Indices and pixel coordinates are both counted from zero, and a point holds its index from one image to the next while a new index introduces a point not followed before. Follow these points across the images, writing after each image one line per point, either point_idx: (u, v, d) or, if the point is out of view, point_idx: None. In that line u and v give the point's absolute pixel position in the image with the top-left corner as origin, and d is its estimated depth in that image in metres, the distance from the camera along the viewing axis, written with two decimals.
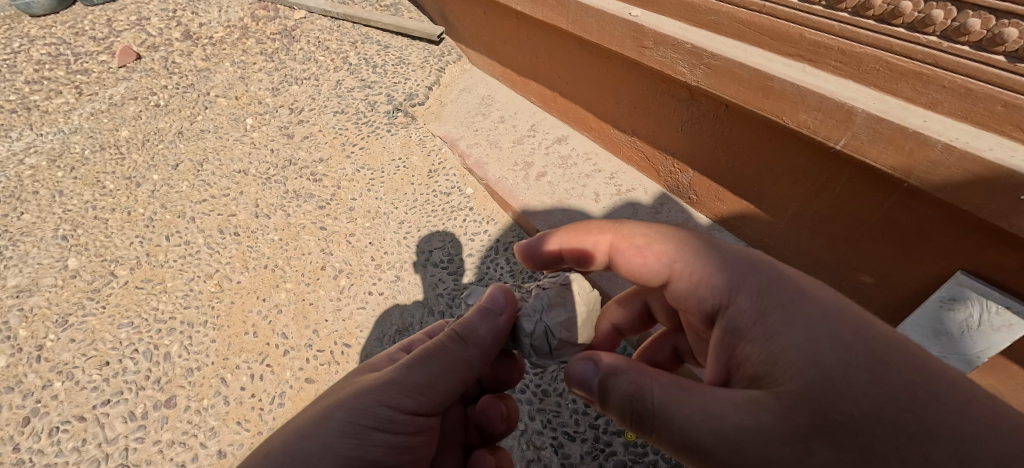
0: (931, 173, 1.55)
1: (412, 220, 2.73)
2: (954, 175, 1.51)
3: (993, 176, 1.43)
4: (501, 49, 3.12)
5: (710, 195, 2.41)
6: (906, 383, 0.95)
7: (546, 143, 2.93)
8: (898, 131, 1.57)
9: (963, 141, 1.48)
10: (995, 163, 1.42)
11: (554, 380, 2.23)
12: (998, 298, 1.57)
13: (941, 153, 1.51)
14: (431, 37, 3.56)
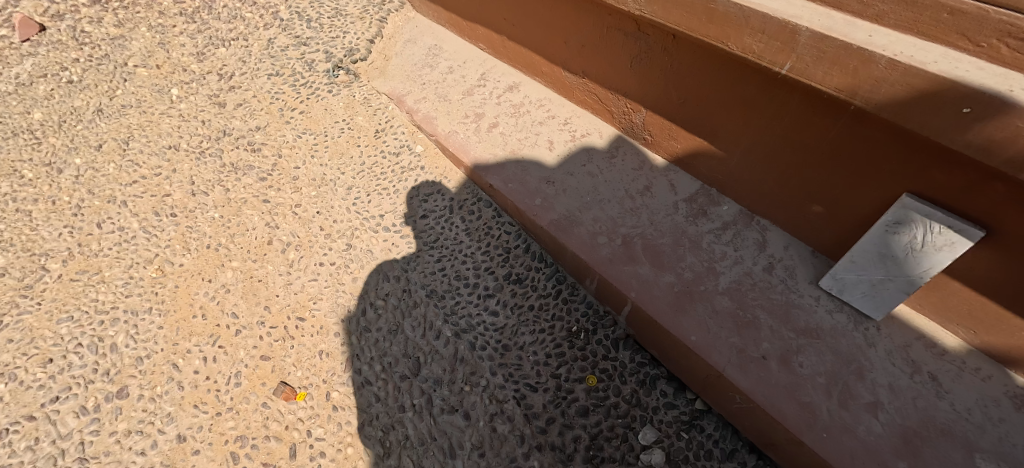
0: (875, 93, 1.36)
1: (360, 184, 2.60)
2: (898, 92, 1.33)
3: (937, 90, 1.25)
4: None
5: (664, 134, 2.15)
6: None
7: (498, 92, 2.63)
8: (842, 48, 1.37)
9: (907, 55, 1.30)
10: (939, 75, 1.25)
11: (514, 333, 2.18)
12: (941, 217, 1.46)
13: (884, 71, 1.33)
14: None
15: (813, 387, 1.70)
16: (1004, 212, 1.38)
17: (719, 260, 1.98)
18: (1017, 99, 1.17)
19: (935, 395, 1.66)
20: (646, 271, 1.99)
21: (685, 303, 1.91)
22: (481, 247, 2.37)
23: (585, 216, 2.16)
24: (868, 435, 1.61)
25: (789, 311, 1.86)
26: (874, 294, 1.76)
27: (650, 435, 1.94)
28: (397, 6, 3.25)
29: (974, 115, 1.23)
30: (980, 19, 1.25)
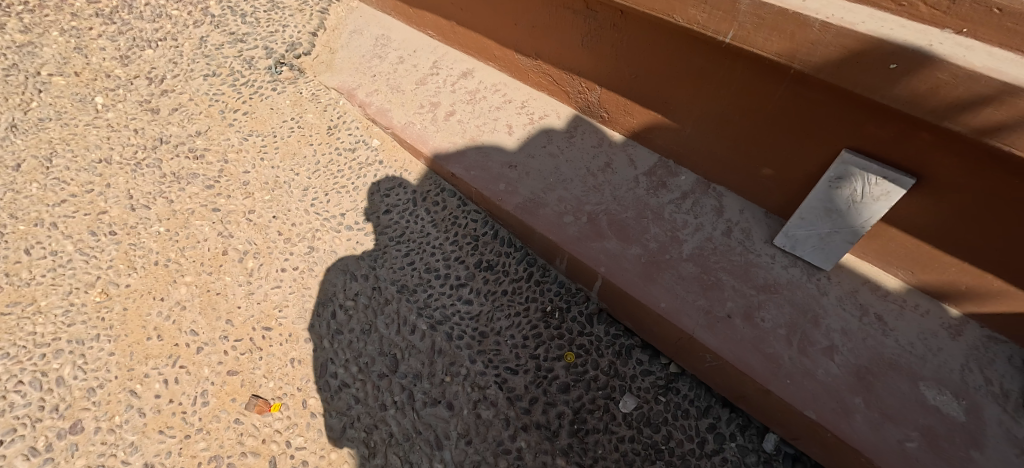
0: (811, 55, 1.45)
1: (316, 184, 2.53)
2: (832, 53, 1.42)
3: (867, 49, 1.35)
4: None
5: (620, 110, 2.20)
6: None
7: (452, 80, 2.60)
8: (779, 14, 1.45)
9: (838, 17, 1.39)
10: (868, 34, 1.34)
11: (490, 319, 2.19)
12: (876, 169, 1.58)
13: (820, 33, 1.41)
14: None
15: (776, 338, 1.81)
16: (931, 159, 1.51)
17: (681, 228, 2.06)
18: (937, 53, 1.27)
19: (882, 333, 1.80)
20: (613, 245, 2.05)
21: (653, 272, 1.97)
22: (449, 238, 2.35)
23: (550, 197, 2.18)
24: (827, 377, 1.72)
25: (749, 270, 1.96)
26: (823, 247, 1.89)
27: (631, 403, 2.01)
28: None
29: (901, 70, 1.32)
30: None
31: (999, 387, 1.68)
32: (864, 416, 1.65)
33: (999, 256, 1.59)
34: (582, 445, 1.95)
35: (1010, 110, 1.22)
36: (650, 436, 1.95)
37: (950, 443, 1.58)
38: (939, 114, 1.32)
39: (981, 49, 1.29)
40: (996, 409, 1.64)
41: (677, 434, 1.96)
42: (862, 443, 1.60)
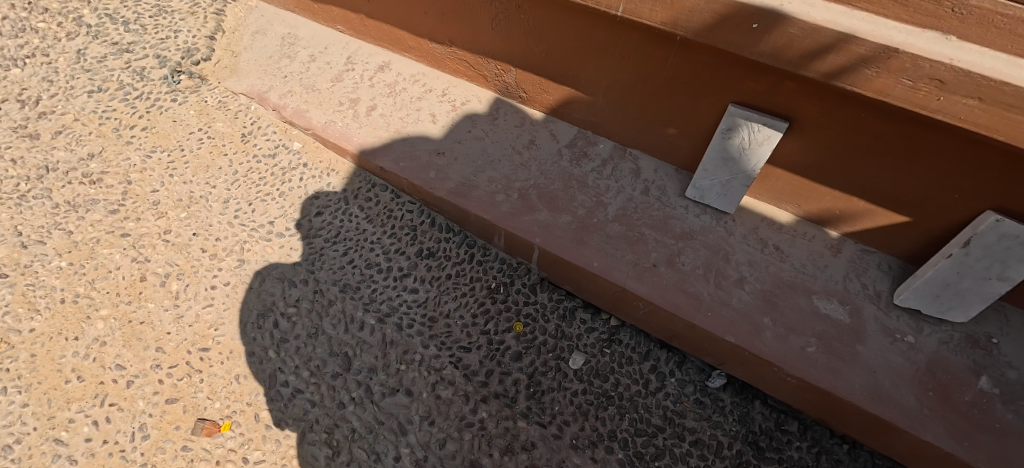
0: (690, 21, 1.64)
1: (237, 195, 2.44)
2: (706, 18, 1.61)
3: (733, 12, 1.55)
4: None
5: (536, 88, 2.33)
6: None
7: (369, 74, 2.59)
8: None
9: None
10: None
11: (437, 304, 2.24)
12: (757, 118, 1.83)
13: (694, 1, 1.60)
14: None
15: (695, 278, 2.03)
16: (797, 104, 1.77)
17: (604, 193, 2.23)
18: (787, 11, 1.49)
19: (780, 260, 2.07)
20: (545, 216, 2.18)
21: (584, 236, 2.13)
22: (386, 231, 2.37)
23: (480, 179, 2.27)
24: (740, 304, 1.97)
25: (667, 222, 2.17)
26: (725, 194, 2.11)
27: (580, 359, 2.16)
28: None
29: (761, 29, 1.54)
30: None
31: (874, 290, 2.00)
32: (772, 332, 1.90)
33: (860, 181, 1.88)
34: (540, 405, 2.06)
35: (845, 56, 1.46)
36: (600, 386, 2.12)
37: (841, 341, 1.88)
38: (794, 64, 1.55)
39: (819, 6, 1.53)
40: (873, 308, 1.96)
41: (624, 379, 2.14)
42: (774, 354, 1.85)
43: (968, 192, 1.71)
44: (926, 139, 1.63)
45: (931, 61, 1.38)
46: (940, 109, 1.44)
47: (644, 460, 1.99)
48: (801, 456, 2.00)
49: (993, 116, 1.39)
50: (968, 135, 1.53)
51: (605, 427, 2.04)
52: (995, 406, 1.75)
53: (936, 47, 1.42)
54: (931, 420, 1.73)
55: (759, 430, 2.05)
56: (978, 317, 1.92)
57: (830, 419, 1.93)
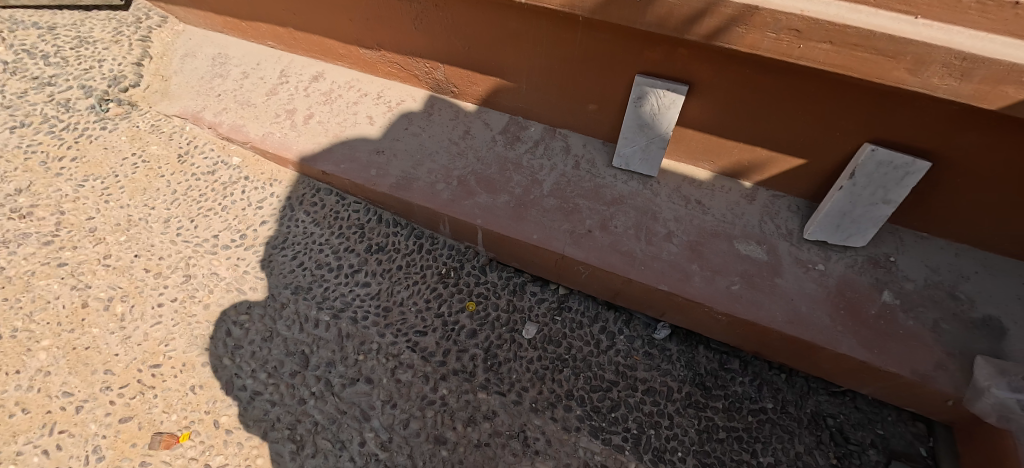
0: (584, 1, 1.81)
1: (178, 213, 2.47)
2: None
3: None
4: None
5: (465, 82, 2.47)
6: None
7: (303, 85, 2.68)
8: None
9: None
10: None
11: (391, 294, 2.31)
12: (661, 84, 2.01)
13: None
14: (111, 2, 2.89)
15: (628, 237, 2.17)
16: (691, 67, 1.96)
17: (538, 171, 2.37)
18: None
19: (702, 212, 2.24)
20: (484, 198, 2.29)
21: (522, 213, 2.24)
22: (334, 232, 2.43)
23: (419, 172, 2.37)
24: (670, 255, 2.12)
25: (598, 191, 2.31)
26: (646, 158, 2.27)
27: (532, 328, 2.27)
28: (159, 19, 2.95)
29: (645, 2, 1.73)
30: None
31: (786, 229, 2.20)
32: (700, 276, 2.07)
33: (759, 132, 2.08)
34: (497, 376, 2.15)
35: (717, 18, 1.68)
36: (555, 351, 2.23)
37: (761, 276, 2.07)
38: (678, 30, 1.75)
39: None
40: (786, 244, 2.15)
41: (576, 342, 2.25)
42: (703, 296, 2.02)
43: (845, 131, 1.91)
44: (801, 86, 1.83)
45: (785, 14, 1.59)
46: (803, 55, 1.66)
47: (601, 413, 2.10)
48: (745, 390, 2.17)
49: (844, 56, 1.61)
50: (831, 77, 1.75)
51: (561, 388, 2.15)
52: (897, 314, 1.96)
53: (791, 3, 1.63)
54: (843, 334, 1.92)
55: (705, 371, 2.21)
56: (877, 241, 2.15)
57: (762, 350, 2.10)
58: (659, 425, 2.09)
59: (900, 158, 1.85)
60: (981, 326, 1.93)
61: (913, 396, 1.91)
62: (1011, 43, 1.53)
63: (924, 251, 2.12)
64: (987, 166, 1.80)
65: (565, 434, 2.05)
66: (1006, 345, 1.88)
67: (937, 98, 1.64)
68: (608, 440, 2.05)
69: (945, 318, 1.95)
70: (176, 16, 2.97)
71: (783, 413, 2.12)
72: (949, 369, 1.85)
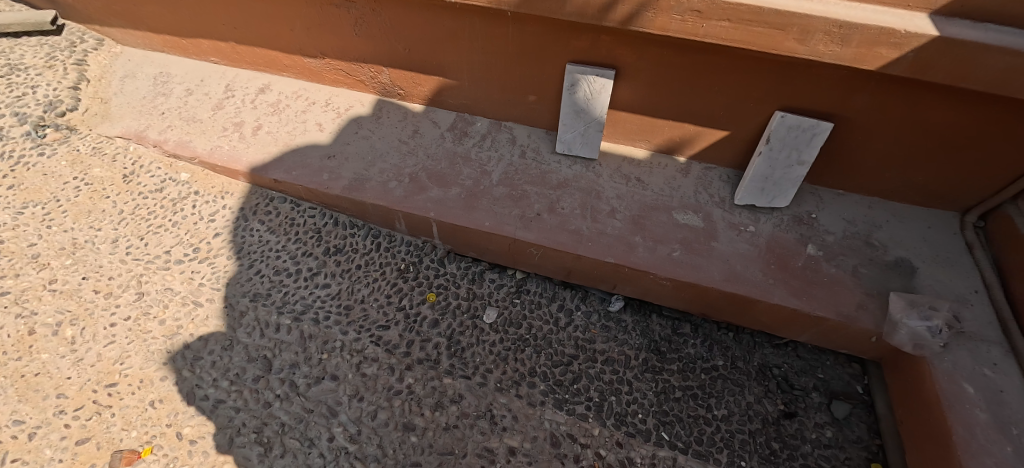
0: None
1: (126, 233, 2.46)
2: None
3: None
4: (140, 14, 2.70)
5: (409, 83, 2.57)
6: (985, 434, 1.73)
7: (250, 97, 2.71)
8: None
9: None
10: None
11: (351, 293, 2.35)
12: (591, 70, 2.17)
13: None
14: (43, 26, 2.86)
15: (575, 217, 2.29)
16: (615, 53, 2.12)
17: (487, 163, 2.47)
18: None
19: (642, 188, 2.40)
20: (435, 192, 2.37)
21: (473, 203, 2.33)
22: (291, 238, 2.46)
23: (371, 172, 2.43)
24: (614, 230, 2.25)
25: (544, 176, 2.43)
26: (587, 141, 2.42)
27: (493, 313, 2.35)
28: (94, 42, 2.92)
29: None
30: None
31: (719, 197, 2.37)
32: (643, 246, 2.20)
33: (684, 109, 2.25)
34: (462, 360, 2.22)
35: (628, 5, 1.84)
36: (516, 332, 2.31)
37: (699, 242, 2.22)
38: (596, 18, 1.91)
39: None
40: (720, 211, 2.33)
41: (536, 322, 2.35)
42: (648, 264, 2.15)
43: (757, 101, 2.11)
44: (713, 62, 2.02)
45: None
46: (708, 33, 1.84)
47: (564, 386, 2.19)
48: (697, 351, 2.30)
49: (742, 31, 1.80)
50: (736, 52, 1.94)
51: (524, 366, 2.23)
52: (821, 264, 2.15)
53: None
54: (775, 286, 2.09)
55: (659, 337, 2.33)
56: (799, 201, 2.35)
57: (707, 311, 2.25)
58: (619, 392, 2.19)
59: (807, 121, 2.06)
60: (894, 268, 2.14)
61: (842, 337, 2.10)
62: (879, 10, 1.74)
63: (841, 207, 2.33)
64: (879, 122, 2.03)
65: (531, 409, 2.12)
66: (915, 281, 2.10)
67: (826, 63, 1.86)
68: (572, 410, 2.13)
69: (863, 264, 2.15)
70: (113, 38, 2.95)
71: (733, 368, 2.26)
72: (868, 308, 2.04)
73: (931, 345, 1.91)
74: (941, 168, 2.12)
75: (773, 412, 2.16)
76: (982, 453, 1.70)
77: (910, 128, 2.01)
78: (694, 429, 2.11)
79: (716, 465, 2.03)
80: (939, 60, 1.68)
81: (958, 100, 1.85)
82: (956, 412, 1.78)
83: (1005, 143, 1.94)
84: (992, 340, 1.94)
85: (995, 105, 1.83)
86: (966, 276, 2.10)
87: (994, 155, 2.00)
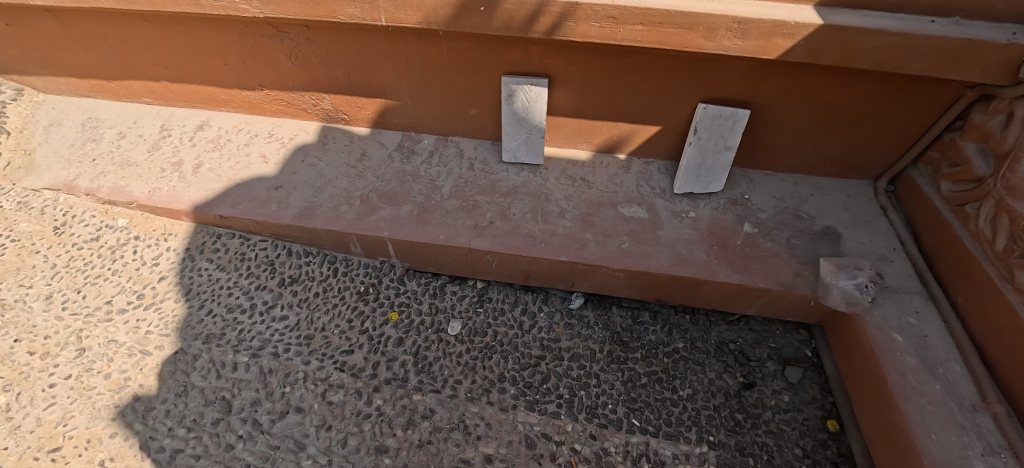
0: (437, 17, 2.03)
1: (61, 287, 2.35)
2: (446, 11, 2.01)
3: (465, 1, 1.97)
4: (63, 60, 2.62)
5: (352, 107, 2.60)
6: (916, 376, 1.90)
7: (188, 135, 2.66)
8: None
9: None
10: None
11: (311, 321, 2.31)
12: (525, 80, 2.28)
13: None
14: None
15: (527, 221, 2.36)
16: (546, 62, 2.24)
17: (436, 178, 2.52)
18: None
19: (588, 187, 2.51)
20: (387, 211, 2.38)
21: (425, 218, 2.36)
22: (242, 273, 2.40)
23: (321, 198, 2.42)
24: (566, 229, 2.34)
25: (494, 185, 2.50)
26: (530, 148, 2.51)
27: (457, 325, 2.37)
28: (13, 91, 2.78)
29: (488, 10, 1.98)
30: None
31: (660, 188, 2.51)
32: (594, 242, 2.30)
33: (618, 109, 2.40)
34: (430, 375, 2.21)
35: (550, 16, 1.97)
36: (482, 341, 2.33)
37: (645, 232, 2.34)
38: (522, 30, 2.03)
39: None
40: (662, 201, 2.46)
41: (501, 328, 2.38)
42: (600, 258, 2.24)
43: (681, 95, 2.27)
44: (636, 63, 2.17)
45: (601, 6, 1.92)
46: (626, 37, 1.99)
47: (534, 387, 2.22)
48: (658, 337, 2.40)
49: (655, 32, 1.96)
50: (655, 52, 2.10)
51: (493, 372, 2.25)
52: (758, 240, 2.31)
53: None
54: (719, 265, 2.23)
55: (621, 328, 2.41)
56: (732, 185, 2.52)
57: (661, 296, 2.35)
58: (588, 385, 2.24)
59: (727, 110, 2.24)
60: (822, 236, 2.33)
61: (785, 305, 2.25)
62: (772, 5, 1.92)
63: (769, 186, 2.53)
64: (788, 105, 2.23)
65: (503, 414, 2.14)
66: (842, 246, 2.29)
67: (735, 56, 2.04)
68: (544, 410, 2.16)
69: (795, 235, 2.33)
70: (34, 87, 2.83)
71: (693, 349, 2.36)
72: (804, 275, 2.21)
73: (861, 301, 2.08)
74: (848, 141, 2.35)
75: (733, 385, 2.27)
76: (915, 392, 1.85)
77: (816, 107, 2.22)
78: (662, 411, 2.18)
79: (686, 444, 2.11)
80: (828, 45, 1.89)
81: (851, 78, 2.07)
82: (888, 360, 1.94)
83: (897, 112, 2.19)
84: (913, 290, 2.14)
85: (882, 80, 2.06)
86: (884, 236, 2.32)
87: (889, 124, 2.24)
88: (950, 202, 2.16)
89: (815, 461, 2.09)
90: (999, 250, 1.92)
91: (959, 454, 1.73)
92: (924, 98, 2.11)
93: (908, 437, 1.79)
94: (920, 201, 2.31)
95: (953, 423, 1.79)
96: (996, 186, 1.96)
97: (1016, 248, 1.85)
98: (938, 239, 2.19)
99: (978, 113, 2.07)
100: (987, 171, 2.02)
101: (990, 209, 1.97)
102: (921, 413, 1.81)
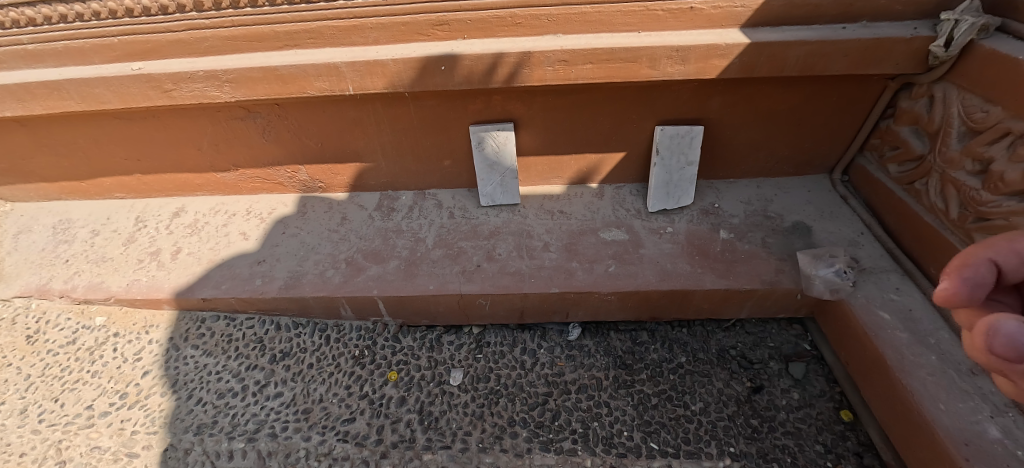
0: (401, 80, 2.16)
1: (36, 396, 2.22)
2: (410, 73, 2.14)
3: (426, 63, 2.11)
4: (32, 165, 2.62)
5: (329, 174, 2.67)
6: (909, 350, 1.95)
7: (164, 223, 2.66)
8: (370, 63, 2.11)
9: (400, 54, 2.12)
10: (421, 56, 2.10)
11: (307, 394, 2.22)
12: (492, 127, 2.41)
13: (395, 65, 2.12)
14: None
15: (513, 259, 2.40)
16: (508, 108, 2.38)
17: (419, 231, 2.56)
18: (456, 53, 2.11)
19: (567, 218, 2.59)
20: (374, 269, 2.39)
21: (413, 270, 2.38)
22: (231, 356, 2.32)
23: (306, 265, 2.41)
24: (552, 260, 2.39)
25: (476, 229, 2.56)
26: (505, 189, 2.60)
27: (459, 374, 2.32)
28: None
29: (448, 68, 2.13)
30: (415, 22, 2.14)
31: (635, 209, 2.62)
32: (582, 269, 2.34)
33: (582, 141, 2.53)
34: (438, 431, 2.14)
35: (507, 66, 2.12)
36: (486, 386, 2.29)
37: (628, 252, 2.41)
38: (482, 82, 2.17)
39: (476, 43, 2.16)
40: (639, 221, 2.56)
41: (503, 371, 2.35)
42: (591, 283, 2.28)
43: (638, 121, 2.43)
44: (592, 97, 2.33)
45: (551, 51, 2.08)
46: (579, 76, 2.15)
47: (546, 426, 2.16)
48: (660, 354, 2.40)
49: (604, 69, 2.13)
50: (608, 85, 2.26)
51: (502, 417, 2.19)
52: (736, 245, 2.41)
53: (552, 42, 2.12)
54: (704, 273, 2.30)
55: (622, 352, 2.41)
56: (700, 197, 2.65)
57: (656, 313, 2.38)
58: (600, 415, 2.20)
59: (683, 128, 2.41)
60: (793, 231, 2.45)
61: (774, 302, 2.31)
62: (703, 32, 2.14)
63: (736, 193, 2.67)
64: (736, 117, 2.42)
65: (519, 459, 2.06)
66: (814, 238, 2.40)
67: (680, 80, 2.23)
68: (560, 448, 2.10)
69: (768, 235, 2.44)
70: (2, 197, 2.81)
71: (696, 361, 2.37)
72: (785, 270, 2.29)
73: (843, 286, 2.16)
74: (796, 142, 2.53)
75: (743, 391, 2.26)
76: (915, 366, 1.90)
77: (760, 116, 2.41)
78: (678, 430, 2.15)
79: (709, 459, 2.06)
80: (759, 59, 2.09)
81: (787, 84, 2.27)
82: (882, 339, 1.99)
83: (833, 109, 2.39)
84: (888, 268, 2.24)
85: (813, 82, 2.27)
86: (849, 223, 2.45)
87: (829, 120, 2.44)
88: (900, 182, 2.33)
89: (839, 455, 2.07)
90: (955, 219, 2.05)
91: (970, 420, 1.75)
92: (854, 91, 2.32)
93: (919, 413, 1.81)
94: (874, 186, 2.47)
95: (956, 391, 1.83)
96: (936, 161, 2.13)
97: (969, 214, 2.00)
98: (899, 218, 2.33)
99: (905, 100, 2.28)
100: (925, 149, 2.20)
101: (937, 182, 2.13)
102: (925, 386, 1.85)
